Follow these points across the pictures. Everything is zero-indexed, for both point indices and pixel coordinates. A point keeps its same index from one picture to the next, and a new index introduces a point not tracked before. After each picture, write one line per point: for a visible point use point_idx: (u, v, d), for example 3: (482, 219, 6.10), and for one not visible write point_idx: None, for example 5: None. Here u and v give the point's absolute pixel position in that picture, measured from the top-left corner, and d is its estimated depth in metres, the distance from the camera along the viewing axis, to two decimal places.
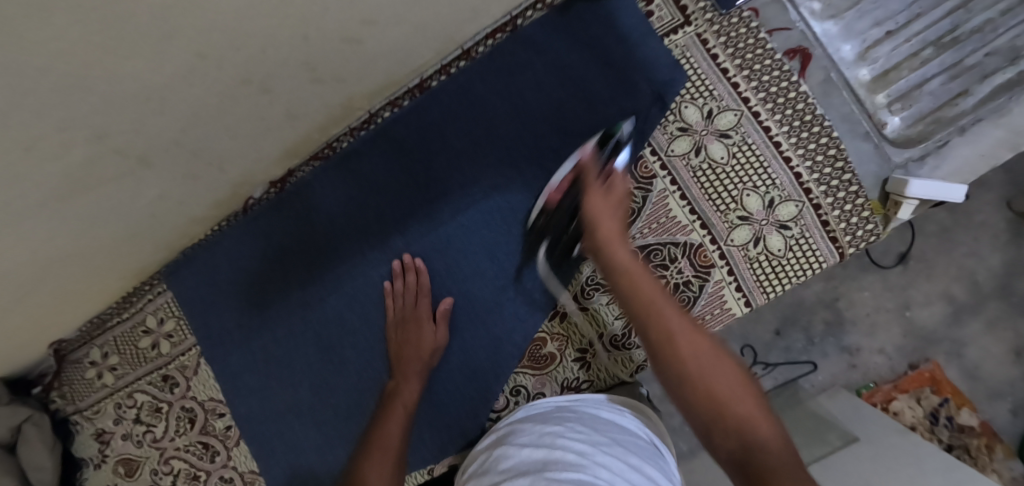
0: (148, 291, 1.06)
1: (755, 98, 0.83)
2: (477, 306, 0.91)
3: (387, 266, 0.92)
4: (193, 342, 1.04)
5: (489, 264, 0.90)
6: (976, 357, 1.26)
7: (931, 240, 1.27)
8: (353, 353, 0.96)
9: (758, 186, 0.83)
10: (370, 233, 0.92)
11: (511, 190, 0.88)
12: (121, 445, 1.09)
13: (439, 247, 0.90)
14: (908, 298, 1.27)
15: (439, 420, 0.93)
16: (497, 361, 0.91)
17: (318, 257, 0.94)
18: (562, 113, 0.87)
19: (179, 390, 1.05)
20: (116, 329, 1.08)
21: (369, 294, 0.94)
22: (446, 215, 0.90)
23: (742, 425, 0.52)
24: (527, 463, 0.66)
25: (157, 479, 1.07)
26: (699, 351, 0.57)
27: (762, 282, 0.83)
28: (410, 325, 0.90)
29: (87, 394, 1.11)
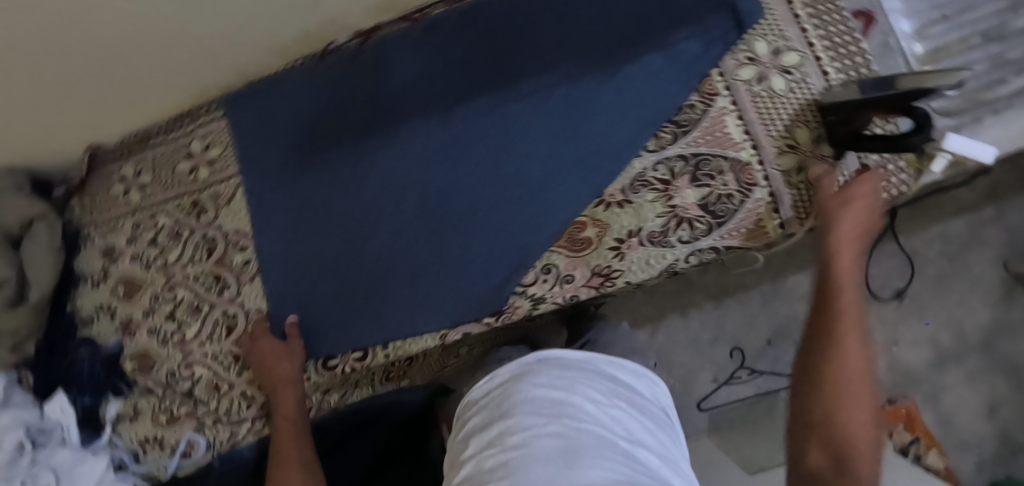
0: (202, 115, 1.06)
1: (819, 44, 0.91)
2: (528, 186, 0.93)
3: (442, 133, 0.94)
4: (235, 172, 1.04)
5: (546, 148, 0.92)
6: (952, 405, 1.45)
7: (929, 282, 1.48)
8: (391, 211, 0.98)
9: (809, 121, 0.90)
10: (439, 99, 0.95)
11: (585, 81, 0.90)
12: (126, 266, 1.08)
13: (503, 124, 0.92)
14: (898, 335, 1.49)
15: (465, 290, 0.95)
16: (533, 237, 0.93)
17: (379, 111, 0.98)
18: (646, 21, 0.90)
19: (205, 218, 1.05)
20: (157, 148, 1.08)
21: (420, 153, 0.95)
22: (515, 93, 0.92)
23: (846, 441, 0.66)
24: (545, 400, 0.75)
25: (156, 305, 1.07)
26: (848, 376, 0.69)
27: (799, 206, 0.89)
28: (458, 190, 0.95)
29: (106, 210, 1.10)
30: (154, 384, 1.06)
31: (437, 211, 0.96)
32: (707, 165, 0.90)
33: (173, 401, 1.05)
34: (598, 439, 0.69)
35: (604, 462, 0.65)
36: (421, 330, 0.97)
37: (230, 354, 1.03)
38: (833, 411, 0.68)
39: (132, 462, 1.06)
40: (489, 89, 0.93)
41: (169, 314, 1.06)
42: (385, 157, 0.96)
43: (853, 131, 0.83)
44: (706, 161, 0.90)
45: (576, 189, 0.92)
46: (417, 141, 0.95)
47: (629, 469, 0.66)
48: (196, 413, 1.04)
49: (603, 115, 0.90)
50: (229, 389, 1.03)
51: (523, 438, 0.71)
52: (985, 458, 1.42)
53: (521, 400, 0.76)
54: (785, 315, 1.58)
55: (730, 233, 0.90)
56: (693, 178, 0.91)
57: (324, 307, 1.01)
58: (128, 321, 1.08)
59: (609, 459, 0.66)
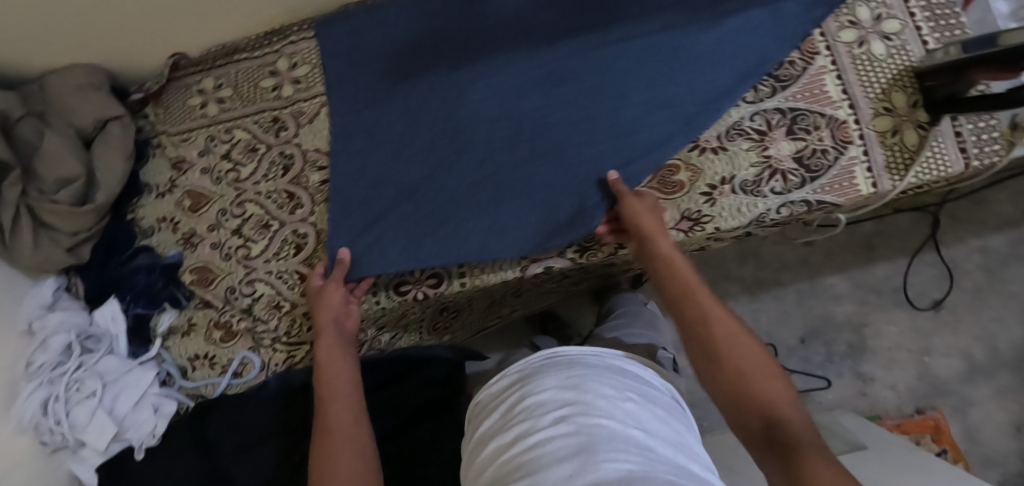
0: (292, 33, 1.05)
1: (920, 15, 0.93)
2: (622, 124, 0.94)
3: (541, 67, 0.99)
4: (323, 91, 1.04)
5: (643, 87, 0.95)
6: (979, 420, 1.44)
7: (966, 295, 1.51)
8: (481, 141, 0.97)
9: (906, 86, 0.91)
10: (542, 42, 1.00)
11: (686, 30, 0.96)
12: (196, 179, 1.06)
13: (601, 63, 0.97)
14: (930, 344, 1.49)
15: (549, 220, 0.92)
16: (626, 171, 0.92)
17: (479, 48, 1.01)
18: None
19: (284, 134, 1.04)
20: (242, 63, 1.07)
21: (517, 85, 0.98)
22: (617, 36, 0.98)
23: (764, 402, 0.63)
24: (555, 400, 0.73)
25: (223, 220, 1.04)
26: (728, 346, 0.69)
27: (892, 167, 0.90)
28: (551, 124, 0.96)
29: (180, 122, 1.08)
30: (212, 298, 1.02)
31: (529, 143, 0.96)
32: (804, 120, 0.91)
33: (230, 318, 1.02)
34: (612, 431, 0.66)
35: (621, 452, 0.62)
36: (499, 259, 0.92)
37: (296, 273, 1.00)
38: (730, 367, 0.67)
39: (180, 377, 1.02)
40: (591, 35, 0.99)
41: (235, 229, 1.04)
42: (483, 88, 0.99)
43: (951, 95, 0.85)
44: (802, 116, 0.92)
45: (669, 129, 0.93)
46: (513, 78, 0.99)
47: (648, 456, 0.63)
48: (254, 330, 1.01)
49: (699, 63, 0.94)
50: (291, 309, 1.00)
51: (537, 439, 0.68)
52: (1010, 475, 1.39)
53: (529, 404, 0.74)
54: (820, 316, 1.54)
55: (823, 188, 0.90)
56: (789, 132, 0.91)
57: (391, 237, 0.95)
58: (192, 234, 1.05)
59: (626, 449, 0.63)
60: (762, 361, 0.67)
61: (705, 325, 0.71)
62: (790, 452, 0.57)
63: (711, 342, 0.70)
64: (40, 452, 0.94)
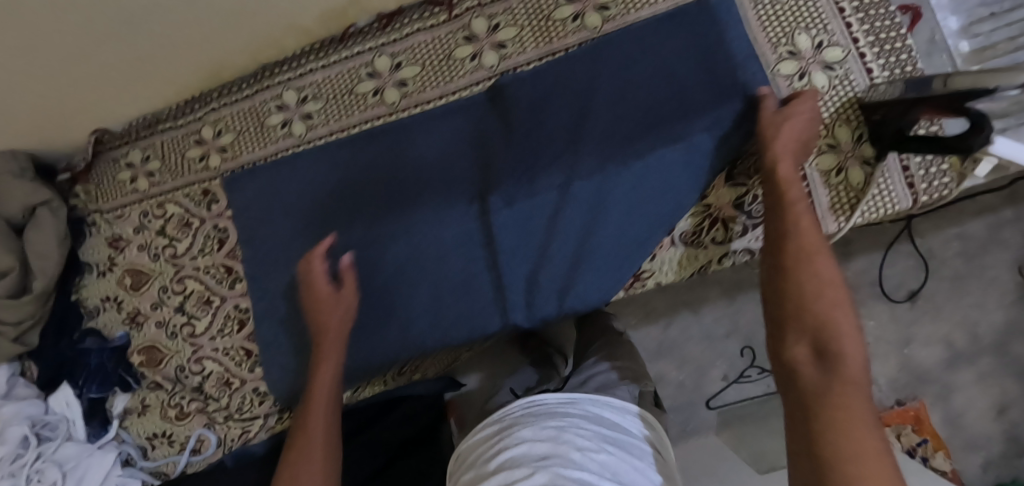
0: (212, 100, 1.01)
1: (864, 40, 0.87)
2: (538, 291, 0.89)
3: (463, 167, 0.91)
4: (248, 160, 1.00)
5: (576, 217, 0.86)
6: (961, 406, 1.32)
7: (945, 283, 1.34)
8: (406, 300, 0.94)
9: (850, 120, 0.87)
10: (449, 188, 0.90)
11: (610, 127, 0.85)
12: (134, 256, 1.04)
13: (522, 172, 0.87)
14: (911, 334, 1.34)
15: (491, 323, 0.92)
16: (567, 290, 0.89)
17: (402, 112, 0.94)
18: (661, 52, 0.86)
19: (216, 207, 1.01)
20: (165, 134, 1.03)
21: (440, 180, 0.91)
22: (528, 135, 0.88)
23: (837, 400, 0.50)
24: (532, 450, 0.69)
25: (165, 297, 1.03)
26: (823, 317, 0.56)
27: (835, 207, 0.87)
28: (471, 289, 0.91)
29: (113, 198, 1.06)
30: (163, 378, 1.02)
31: (450, 307, 0.92)
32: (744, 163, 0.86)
33: (182, 397, 1.02)
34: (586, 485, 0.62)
35: None
36: (447, 336, 0.93)
37: (242, 349, 1.00)
38: (812, 347, 0.55)
39: (140, 457, 1.03)
40: (502, 187, 0.87)
41: (179, 307, 1.02)
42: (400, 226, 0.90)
43: (898, 130, 0.79)
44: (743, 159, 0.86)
45: (591, 291, 0.89)
46: (438, 148, 0.92)
47: None
48: (206, 409, 1.01)
49: (614, 215, 0.85)
50: (240, 385, 1.00)
51: None
52: (993, 460, 1.29)
53: (505, 458, 0.70)
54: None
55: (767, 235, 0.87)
56: (729, 177, 0.87)
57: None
58: (137, 313, 1.04)
59: None
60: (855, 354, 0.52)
61: (796, 288, 0.59)
62: (832, 452, 0.47)
63: (799, 304, 0.58)
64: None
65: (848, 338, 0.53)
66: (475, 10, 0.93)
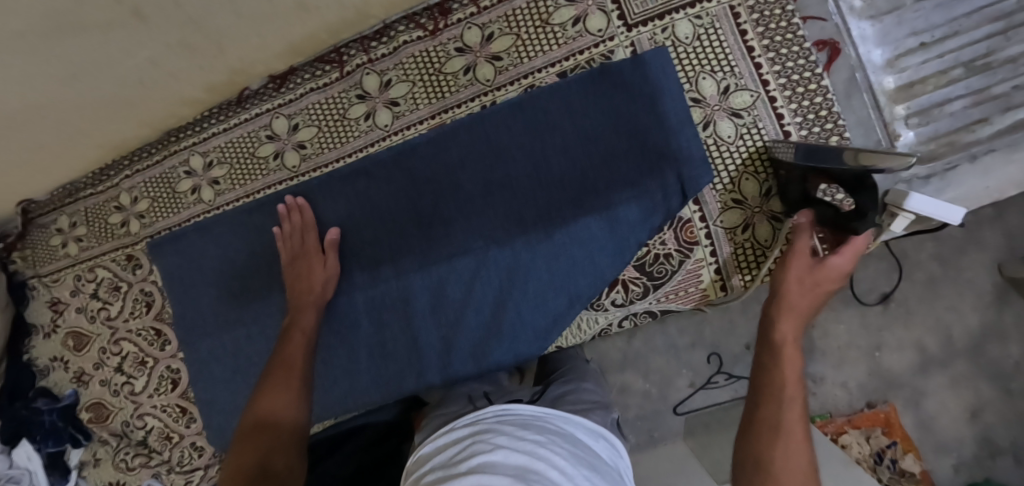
0: (125, 167, 1.01)
1: (775, 82, 0.81)
2: (453, 355, 0.90)
3: (368, 233, 0.91)
4: (166, 225, 1.01)
5: (493, 285, 0.87)
6: (936, 410, 1.09)
7: (918, 286, 1.09)
8: (321, 368, 0.96)
9: (758, 172, 0.81)
10: (365, 256, 0.91)
11: (523, 191, 0.86)
12: (72, 318, 1.08)
13: (434, 239, 0.88)
14: (881, 338, 1.11)
15: (409, 384, 0.92)
16: (482, 353, 0.89)
17: (303, 176, 0.93)
18: (576, 114, 0.84)
19: (140, 272, 1.03)
20: (87, 200, 1.05)
21: (351, 247, 0.91)
22: (449, 202, 0.88)
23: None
24: (508, 461, 0.55)
25: (105, 358, 1.07)
26: (784, 422, 0.59)
27: (741, 266, 0.83)
28: (387, 352, 0.93)
29: (49, 263, 1.09)
30: (110, 433, 1.08)
31: (365, 373, 0.94)
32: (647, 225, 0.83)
33: (128, 451, 1.07)
34: None
35: None
36: (363, 398, 0.95)
37: (177, 406, 1.04)
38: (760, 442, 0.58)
39: None
40: (410, 251, 0.89)
41: (117, 367, 1.06)
42: None
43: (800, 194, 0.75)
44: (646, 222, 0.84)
45: (506, 354, 0.89)
46: (343, 217, 0.91)
47: None
48: (150, 463, 1.06)
49: (530, 281, 0.86)
50: (179, 439, 1.04)
51: None
52: (966, 462, 1.08)
53: (472, 464, 0.55)
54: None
55: (666, 297, 0.85)
56: (643, 242, 0.83)
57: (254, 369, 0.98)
58: (81, 372, 1.09)
59: None
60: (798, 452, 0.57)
61: (763, 383, 0.62)
62: None
63: (759, 402, 0.61)
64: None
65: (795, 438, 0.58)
66: (366, 67, 0.90)
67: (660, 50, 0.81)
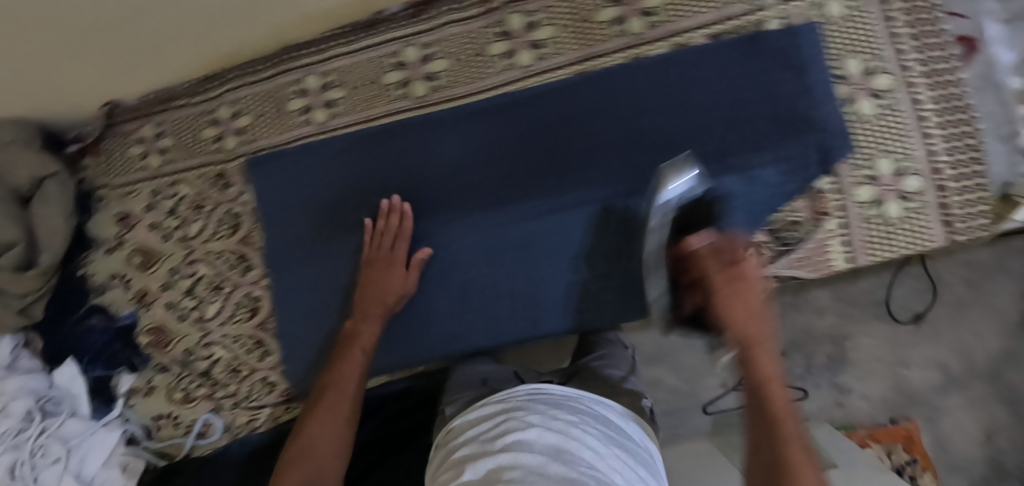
0: (229, 79, 0.96)
1: (916, 70, 0.84)
2: (569, 304, 0.88)
3: (492, 170, 0.87)
4: (265, 144, 0.96)
5: (620, 234, 0.84)
6: (950, 429, 1.16)
7: (948, 308, 1.18)
8: (424, 308, 0.92)
9: (893, 152, 0.84)
10: (486, 192, 0.87)
11: (664, 145, 0.85)
12: (143, 235, 1.01)
13: (565, 182, 0.85)
14: (908, 356, 1.18)
15: (519, 332, 0.89)
16: (600, 304, 0.87)
17: (428, 108, 0.90)
18: (723, 76, 0.85)
19: (231, 191, 0.97)
20: (179, 110, 0.99)
21: (474, 182, 0.88)
22: (584, 149, 0.86)
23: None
24: (541, 439, 0.59)
25: (175, 280, 1.00)
26: (772, 416, 0.55)
27: (870, 241, 0.84)
28: (498, 296, 0.89)
29: (123, 174, 1.02)
30: (170, 361, 1.00)
31: (472, 316, 0.90)
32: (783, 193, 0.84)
33: (191, 381, 1.00)
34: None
35: None
36: (464, 343, 0.91)
37: (252, 338, 0.98)
38: (759, 443, 0.55)
39: (143, 437, 1.03)
40: (534, 192, 0.85)
41: (187, 291, 1.00)
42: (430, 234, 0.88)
43: None
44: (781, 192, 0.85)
45: (625, 308, 0.87)
46: (468, 153, 0.89)
47: None
48: (213, 395, 0.99)
49: None
50: (249, 374, 0.98)
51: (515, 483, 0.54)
52: (977, 482, 1.15)
53: (507, 443, 0.59)
54: (800, 329, 1.21)
55: (795, 263, 0.85)
56: (779, 207, 0.84)
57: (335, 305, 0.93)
58: (144, 293, 1.02)
59: None
60: (798, 434, 0.54)
61: (757, 372, 0.59)
62: None
63: (751, 396, 0.58)
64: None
65: (789, 423, 0.55)
66: (513, 5, 0.88)
67: (810, 25, 0.84)
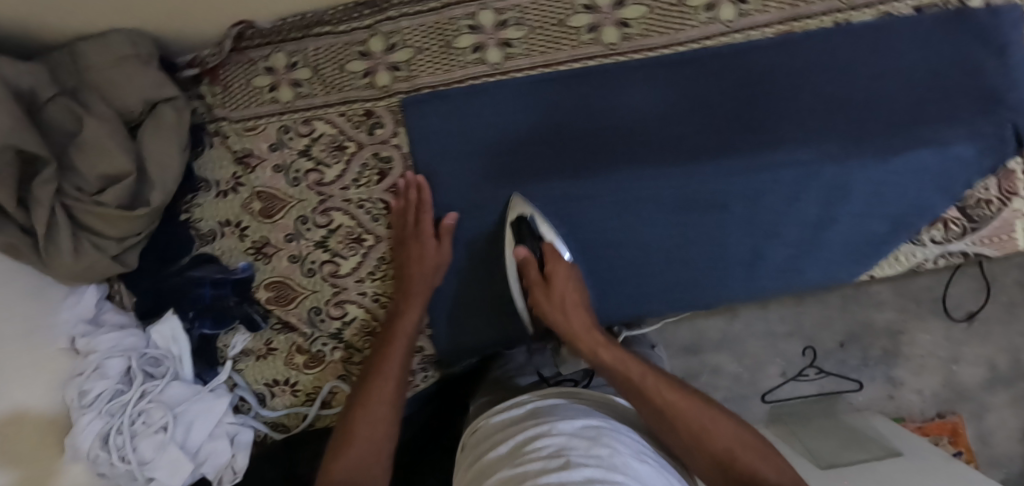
0: (389, 7, 0.86)
1: None
2: (760, 268, 0.87)
3: (689, 130, 0.84)
4: (425, 83, 0.87)
5: (819, 202, 0.83)
6: (993, 423, 1.29)
7: (999, 308, 1.28)
8: (604, 267, 0.88)
9: None
10: (682, 149, 0.83)
11: (869, 114, 0.82)
12: (268, 177, 0.90)
13: (772, 146, 0.82)
14: (959, 353, 1.28)
15: (705, 293, 0.89)
16: (792, 269, 0.87)
17: (620, 56, 0.85)
18: (929, 50, 0.82)
19: (380, 132, 0.88)
20: (321, 38, 0.87)
21: (673, 141, 0.83)
22: (785, 114, 0.83)
23: (722, 456, 0.68)
24: (571, 446, 0.61)
25: (304, 229, 0.90)
26: (695, 422, 0.70)
27: None
28: (686, 258, 0.87)
29: (247, 108, 0.90)
30: (297, 321, 0.90)
31: (658, 276, 0.88)
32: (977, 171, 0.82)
33: (324, 343, 0.90)
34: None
35: None
36: (650, 305, 0.90)
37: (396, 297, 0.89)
38: (699, 439, 0.70)
39: (258, 406, 0.92)
40: (735, 155, 0.82)
41: (319, 242, 0.89)
42: (625, 192, 0.84)
43: None
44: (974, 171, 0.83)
45: (815, 273, 0.88)
46: (662, 108, 0.84)
47: None
48: (351, 360, 0.90)
49: (857, 206, 0.83)
50: None
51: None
52: (1014, 475, 1.29)
53: (535, 451, 0.62)
54: (861, 322, 1.29)
55: (981, 241, 0.85)
56: (972, 183, 0.82)
57: (505, 260, 0.89)
58: (265, 243, 0.91)
59: None
60: (733, 436, 0.70)
61: (643, 386, 0.74)
62: None
63: (646, 397, 0.73)
64: (95, 478, 0.85)
65: (685, 400, 0.72)
66: None
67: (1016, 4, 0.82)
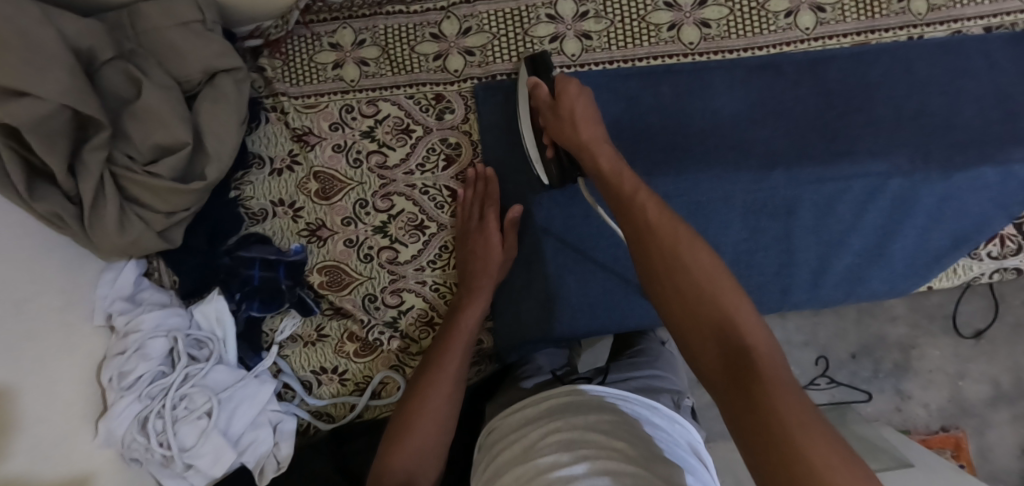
0: None
1: None
2: (826, 277, 0.87)
3: (764, 133, 0.84)
4: (502, 71, 0.85)
5: (886, 214, 0.84)
6: (995, 440, 1.19)
7: (1007, 329, 1.20)
8: None
9: None
10: (757, 154, 0.83)
11: (939, 129, 0.83)
12: (326, 157, 0.87)
13: (845, 155, 0.83)
14: (966, 369, 1.20)
15: (770, 300, 0.88)
16: (858, 279, 0.87)
17: (697, 56, 0.85)
18: (999, 70, 0.84)
19: (450, 117, 0.86)
20: (394, 17, 0.85)
21: (746, 144, 0.83)
22: (860, 124, 0.84)
23: (735, 336, 0.49)
24: (587, 439, 0.55)
25: (362, 213, 0.87)
26: (712, 299, 0.52)
27: None
28: (755, 261, 0.86)
29: (308, 84, 0.87)
30: (352, 307, 0.87)
31: None
32: None
33: (381, 331, 0.87)
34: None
35: None
36: None
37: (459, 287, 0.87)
38: (708, 326, 0.51)
39: (304, 394, 0.89)
40: (806, 162, 0.82)
41: (379, 227, 0.87)
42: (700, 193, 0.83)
43: None
44: None
45: (876, 286, 0.89)
46: (738, 109, 0.84)
47: None
48: (409, 350, 0.88)
49: (920, 220, 0.84)
50: None
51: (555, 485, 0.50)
52: None
53: (546, 445, 0.55)
54: (872, 334, 1.22)
55: None
56: None
57: (569, 256, 0.86)
58: (320, 226, 0.87)
59: None
60: (757, 329, 0.50)
61: (668, 250, 0.57)
62: (750, 403, 0.44)
63: (665, 268, 0.56)
64: (125, 466, 0.78)
65: (718, 287, 0.53)
66: None
67: None
